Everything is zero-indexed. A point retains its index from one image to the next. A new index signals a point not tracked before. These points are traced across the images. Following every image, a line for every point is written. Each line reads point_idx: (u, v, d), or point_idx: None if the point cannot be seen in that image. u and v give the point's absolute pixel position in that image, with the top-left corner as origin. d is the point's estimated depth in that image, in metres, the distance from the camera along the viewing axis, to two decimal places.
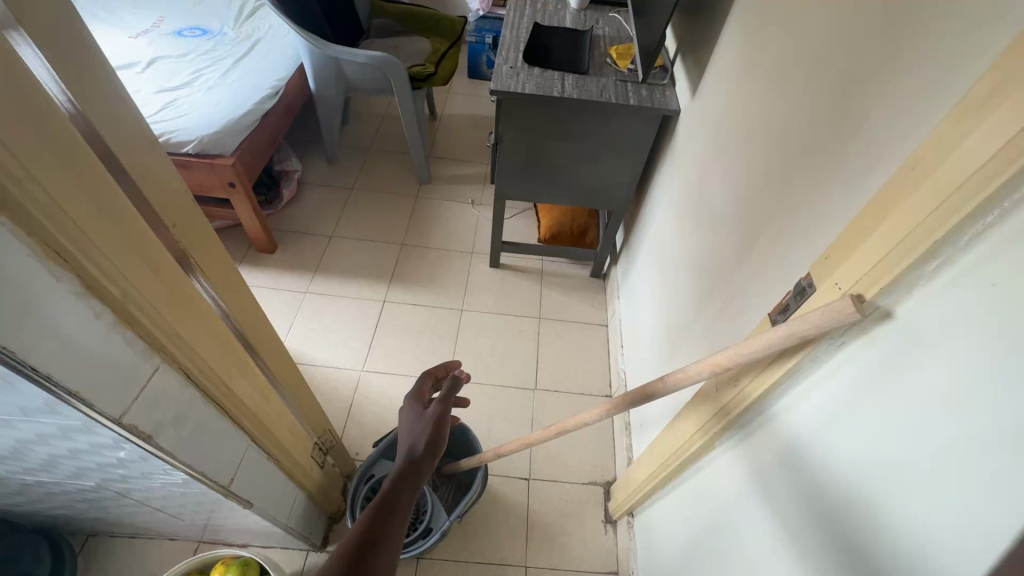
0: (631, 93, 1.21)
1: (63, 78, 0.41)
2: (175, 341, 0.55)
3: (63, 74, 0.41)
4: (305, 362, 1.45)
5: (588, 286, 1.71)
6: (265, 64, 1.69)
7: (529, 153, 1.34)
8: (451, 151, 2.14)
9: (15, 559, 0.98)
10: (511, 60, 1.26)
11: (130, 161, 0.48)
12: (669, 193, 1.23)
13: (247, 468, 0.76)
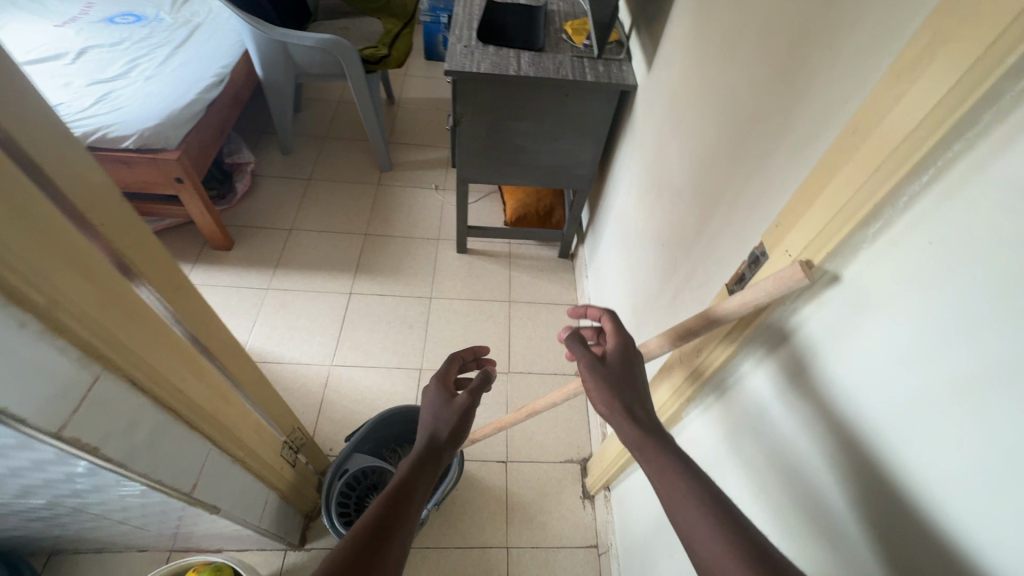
0: (588, 69, 1.19)
1: None
2: (118, 348, 0.52)
3: None
4: (272, 360, 1.41)
5: (557, 267, 1.72)
6: (207, 51, 1.60)
7: (488, 134, 1.31)
8: (412, 136, 2.09)
9: None
10: (465, 39, 1.23)
11: (51, 160, 0.45)
12: (630, 168, 1.23)
13: (210, 473, 0.74)
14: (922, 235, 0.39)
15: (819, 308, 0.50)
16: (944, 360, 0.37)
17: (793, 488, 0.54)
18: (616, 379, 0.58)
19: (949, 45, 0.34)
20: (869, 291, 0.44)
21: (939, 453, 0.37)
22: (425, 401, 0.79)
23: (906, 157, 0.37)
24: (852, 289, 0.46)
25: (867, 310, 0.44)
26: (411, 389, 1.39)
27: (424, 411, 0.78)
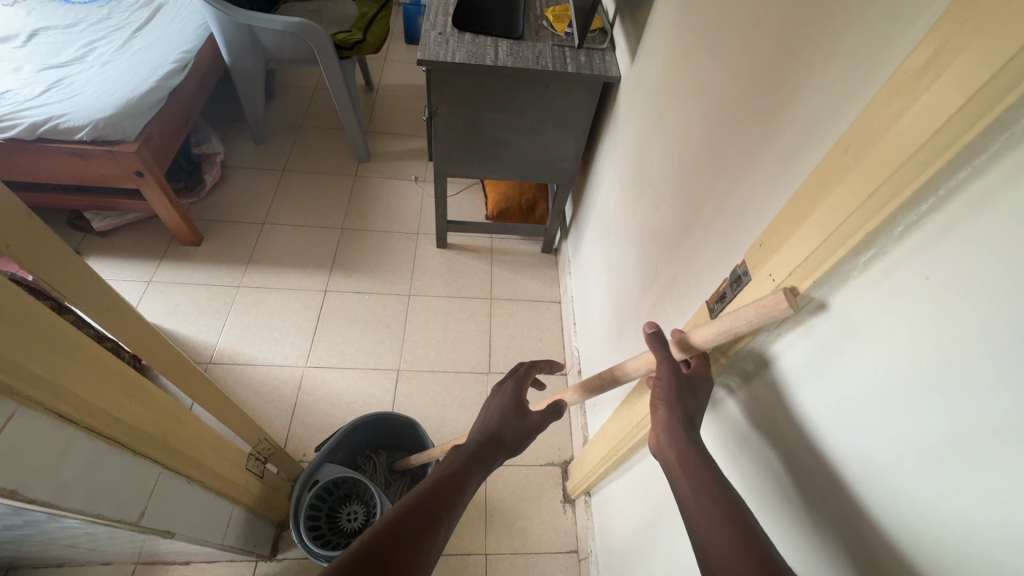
0: (570, 59, 1.13)
1: None
2: (35, 383, 0.47)
3: None
4: (243, 362, 1.36)
5: (540, 262, 1.67)
6: (170, 34, 1.51)
7: (466, 127, 1.26)
8: (392, 124, 2.01)
9: None
10: (440, 25, 1.16)
11: None
12: (613, 163, 1.18)
13: (161, 498, 0.70)
14: (915, 269, 0.35)
15: (804, 335, 0.46)
16: (935, 410, 0.33)
17: (772, 522, 0.51)
18: (686, 393, 0.55)
19: (958, 61, 0.30)
20: (855, 323, 0.40)
21: (927, 509, 0.34)
22: (495, 397, 0.75)
23: (904, 183, 0.33)
24: (839, 319, 0.42)
25: (854, 343, 0.40)
26: (388, 392, 1.35)
27: (489, 406, 0.74)
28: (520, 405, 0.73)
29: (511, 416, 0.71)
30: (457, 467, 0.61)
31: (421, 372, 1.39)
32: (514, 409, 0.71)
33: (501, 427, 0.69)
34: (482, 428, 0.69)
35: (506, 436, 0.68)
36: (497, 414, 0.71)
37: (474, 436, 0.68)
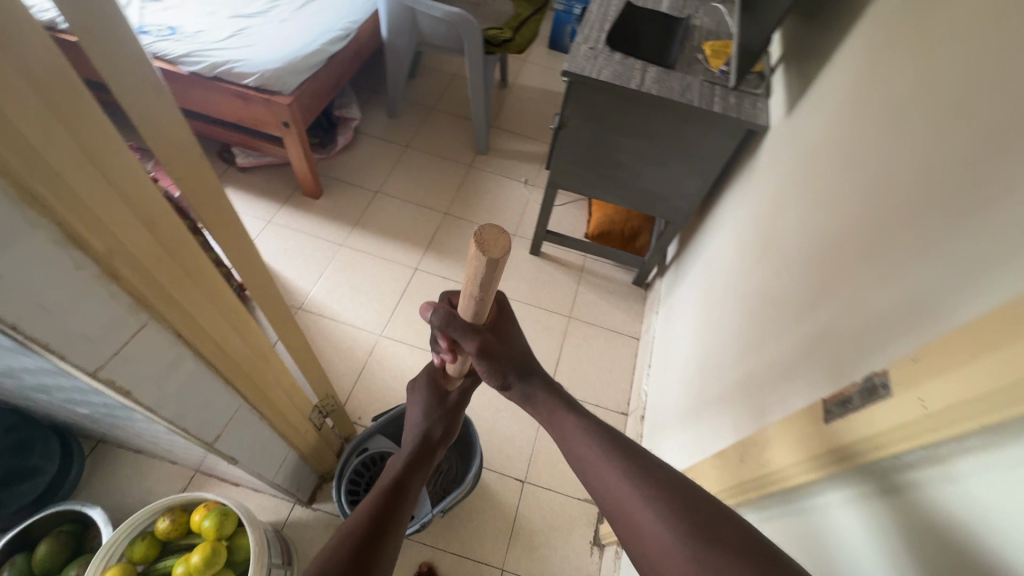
0: (718, 98, 1.08)
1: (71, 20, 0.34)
2: (168, 301, 0.51)
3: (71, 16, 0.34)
4: (328, 316, 1.45)
5: (627, 294, 1.62)
6: (343, 3, 1.62)
7: (592, 144, 1.24)
8: (516, 124, 2.05)
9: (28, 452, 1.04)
10: (593, 40, 1.15)
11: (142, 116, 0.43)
12: (738, 213, 1.10)
13: (236, 427, 0.75)
14: None
15: (945, 478, 0.39)
16: None
17: None
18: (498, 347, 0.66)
19: None
20: (1021, 485, 0.33)
21: None
22: (414, 396, 0.86)
23: None
24: (998, 474, 0.35)
25: (1014, 509, 0.33)
26: None
27: (413, 408, 0.84)
28: (438, 390, 0.84)
29: (435, 406, 0.82)
30: (399, 472, 0.71)
31: None
32: (439, 403, 0.82)
33: (430, 425, 0.81)
34: (413, 429, 0.81)
35: (438, 430, 0.81)
36: (423, 410, 0.82)
37: (408, 443, 0.79)
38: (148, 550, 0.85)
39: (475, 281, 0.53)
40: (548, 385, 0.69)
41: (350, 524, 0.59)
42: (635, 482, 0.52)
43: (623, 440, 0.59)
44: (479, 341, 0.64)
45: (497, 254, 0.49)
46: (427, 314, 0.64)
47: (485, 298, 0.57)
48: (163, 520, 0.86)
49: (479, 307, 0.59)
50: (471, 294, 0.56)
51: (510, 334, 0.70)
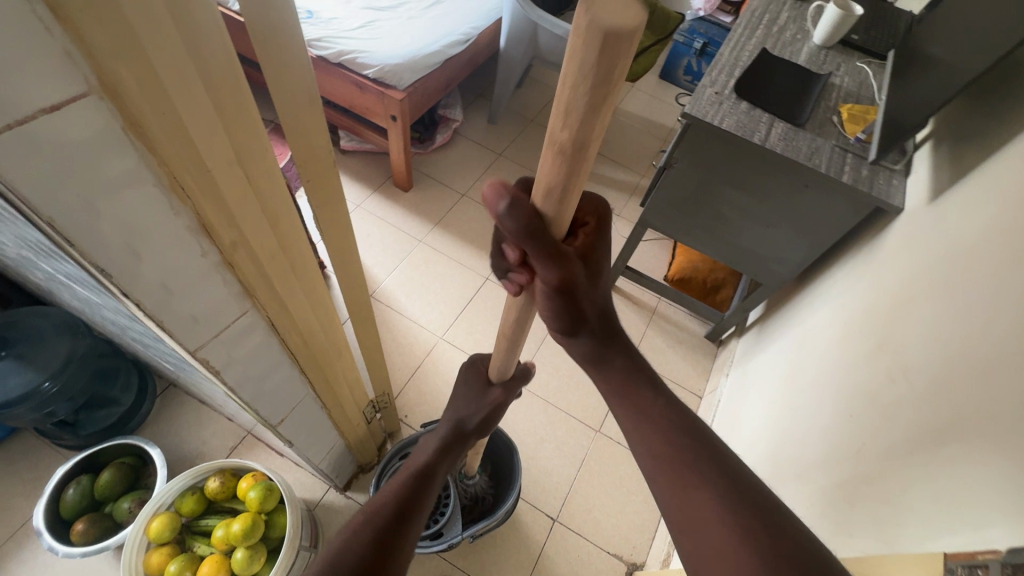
0: (848, 168, 0.99)
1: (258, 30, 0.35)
2: (271, 294, 0.53)
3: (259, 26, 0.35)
4: (395, 308, 1.47)
5: (697, 347, 1.54)
6: (470, 8, 1.65)
7: (696, 190, 1.18)
8: (611, 150, 2.00)
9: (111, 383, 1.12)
10: (719, 84, 1.10)
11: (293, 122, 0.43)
12: (848, 293, 1.00)
13: (299, 413, 0.76)
14: None
15: None
16: None
17: None
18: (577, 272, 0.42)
19: None
20: None
21: None
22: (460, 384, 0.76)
23: None
24: None
25: None
26: None
27: (454, 395, 0.76)
28: (484, 384, 0.73)
29: (475, 397, 0.73)
30: (425, 459, 0.66)
31: (536, 397, 1.37)
32: (478, 394, 0.73)
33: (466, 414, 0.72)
34: (449, 416, 0.73)
35: (473, 423, 0.72)
36: (463, 403, 0.73)
37: (442, 429, 0.72)
38: (195, 505, 0.89)
39: (574, 92, 0.28)
40: (628, 353, 0.55)
41: (373, 505, 0.56)
42: (707, 488, 0.45)
43: (692, 416, 0.52)
44: (561, 268, 0.40)
45: (625, 36, 0.24)
46: (495, 205, 0.36)
47: (584, 145, 0.31)
48: (214, 480, 0.90)
49: (564, 176, 0.33)
50: (557, 136, 0.31)
51: (602, 267, 0.48)
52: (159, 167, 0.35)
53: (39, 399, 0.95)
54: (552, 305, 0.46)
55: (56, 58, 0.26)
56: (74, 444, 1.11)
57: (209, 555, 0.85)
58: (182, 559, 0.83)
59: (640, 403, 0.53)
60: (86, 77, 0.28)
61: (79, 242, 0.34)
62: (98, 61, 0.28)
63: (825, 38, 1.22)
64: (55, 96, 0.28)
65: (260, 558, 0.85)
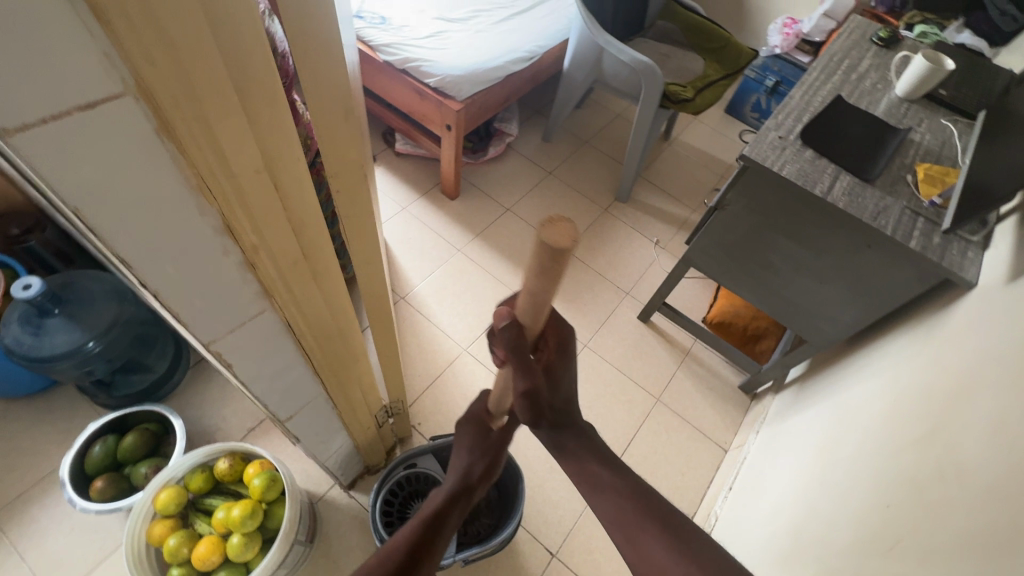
0: (918, 233, 0.91)
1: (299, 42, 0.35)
2: (290, 297, 0.53)
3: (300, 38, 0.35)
4: (425, 314, 1.48)
5: (729, 396, 1.46)
6: (538, 27, 1.66)
7: (747, 235, 1.12)
8: (664, 181, 1.95)
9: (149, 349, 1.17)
10: (784, 128, 1.05)
11: None
12: (901, 367, 0.92)
13: (309, 411, 0.77)
14: None
15: None
16: None
17: None
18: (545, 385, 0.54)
19: None
20: None
21: None
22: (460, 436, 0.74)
23: None
24: None
25: None
26: None
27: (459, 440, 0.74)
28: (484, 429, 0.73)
29: (479, 444, 0.71)
30: (438, 505, 0.63)
31: None
32: (481, 441, 0.72)
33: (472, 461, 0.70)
34: (456, 464, 0.70)
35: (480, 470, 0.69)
36: (469, 452, 0.71)
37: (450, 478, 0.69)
38: (202, 483, 0.91)
39: (534, 273, 0.40)
40: (582, 436, 0.63)
41: (383, 561, 0.54)
42: (662, 542, 0.52)
43: (648, 489, 0.58)
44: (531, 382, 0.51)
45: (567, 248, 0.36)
46: (496, 324, 0.48)
47: (544, 306, 0.44)
48: (223, 461, 0.92)
49: (530, 316, 0.45)
50: (525, 301, 0.44)
51: (563, 380, 0.60)
52: (187, 168, 0.35)
53: (81, 358, 1.01)
54: (522, 406, 0.56)
55: (94, 58, 0.27)
56: (108, 403, 1.18)
57: (207, 535, 0.87)
58: (181, 534, 0.85)
59: (602, 472, 0.59)
60: (123, 79, 0.29)
61: (103, 233, 0.35)
62: (136, 64, 0.28)
63: (908, 91, 1.14)
64: (91, 96, 0.28)
65: (254, 547, 0.86)
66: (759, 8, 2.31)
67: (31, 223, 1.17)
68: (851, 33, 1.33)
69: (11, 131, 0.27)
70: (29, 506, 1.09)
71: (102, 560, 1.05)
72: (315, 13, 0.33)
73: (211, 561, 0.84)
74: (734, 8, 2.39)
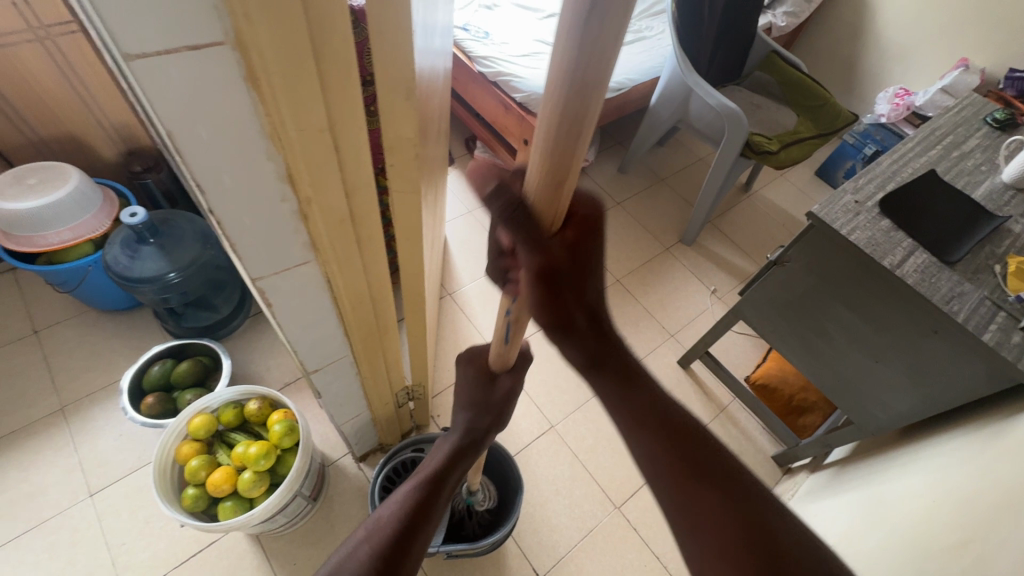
0: (994, 327, 0.84)
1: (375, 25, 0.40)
2: (334, 254, 0.58)
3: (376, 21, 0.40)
4: (467, 313, 1.52)
5: (759, 464, 1.37)
6: (632, 61, 1.69)
7: (804, 296, 1.07)
8: (735, 232, 1.90)
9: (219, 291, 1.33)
10: (863, 193, 1.00)
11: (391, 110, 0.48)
12: (951, 467, 0.83)
13: (334, 371, 0.82)
14: None
15: None
16: None
17: None
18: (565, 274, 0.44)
19: None
20: None
21: None
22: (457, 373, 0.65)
23: None
24: None
25: None
26: (529, 435, 1.33)
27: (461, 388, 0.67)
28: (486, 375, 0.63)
29: (480, 394, 0.63)
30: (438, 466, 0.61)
31: (566, 448, 1.33)
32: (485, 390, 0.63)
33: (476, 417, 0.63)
34: (460, 416, 0.65)
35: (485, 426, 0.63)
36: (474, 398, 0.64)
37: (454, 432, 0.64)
38: (232, 418, 1.00)
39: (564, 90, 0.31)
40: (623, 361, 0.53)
41: (375, 528, 0.52)
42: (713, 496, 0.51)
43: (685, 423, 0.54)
44: (540, 255, 0.41)
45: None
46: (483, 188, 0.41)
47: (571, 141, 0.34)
48: (254, 402, 0.99)
49: (557, 172, 0.35)
50: (544, 138, 0.34)
51: (587, 270, 0.46)
52: (264, 116, 0.41)
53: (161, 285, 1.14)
54: (534, 297, 0.45)
55: (205, 9, 0.32)
56: (175, 331, 1.32)
57: (225, 465, 0.95)
58: (204, 458, 0.93)
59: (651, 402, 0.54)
60: (226, 31, 0.34)
61: (186, 159, 0.41)
62: (238, 18, 0.34)
63: (1016, 178, 1.05)
64: (198, 39, 0.34)
65: (260, 487, 0.92)
66: (873, 74, 2.21)
67: (152, 164, 1.35)
68: (962, 109, 1.24)
69: (133, 56, 0.33)
70: (92, 406, 1.23)
71: (137, 468, 1.16)
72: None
73: (222, 489, 0.91)
74: (845, 71, 2.30)
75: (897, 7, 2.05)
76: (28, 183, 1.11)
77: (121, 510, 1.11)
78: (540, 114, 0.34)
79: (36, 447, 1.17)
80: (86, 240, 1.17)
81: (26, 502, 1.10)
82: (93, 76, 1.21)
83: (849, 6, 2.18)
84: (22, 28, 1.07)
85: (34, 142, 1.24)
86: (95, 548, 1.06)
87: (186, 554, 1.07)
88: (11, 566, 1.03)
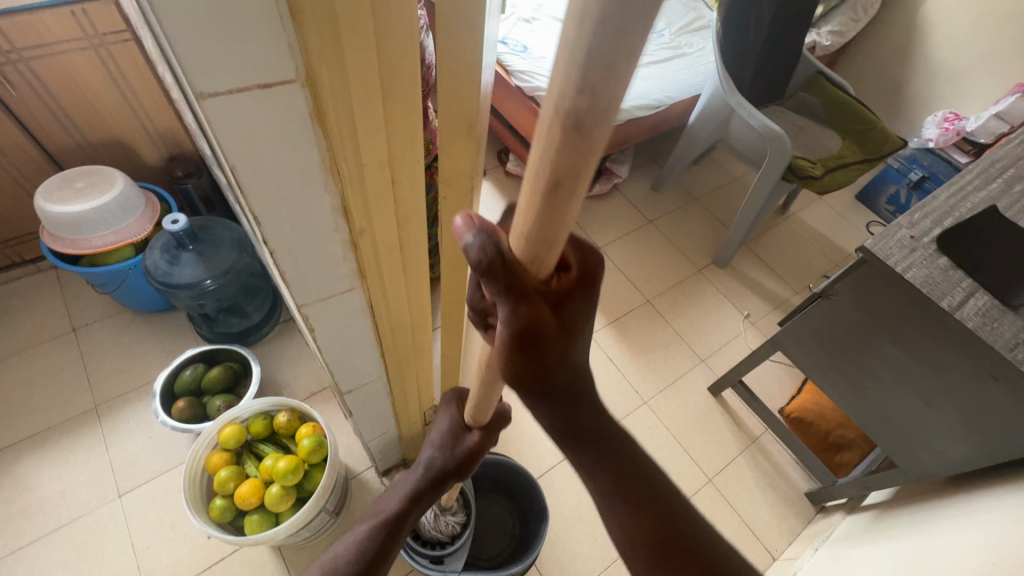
0: None
1: (441, 59, 0.39)
2: (378, 280, 0.57)
3: (442, 56, 0.39)
4: None
5: (791, 499, 1.33)
6: (671, 79, 1.66)
7: (847, 333, 1.04)
8: (771, 256, 1.84)
9: (242, 310, 1.33)
10: (919, 227, 0.95)
11: (448, 145, 0.46)
12: (1008, 524, 0.78)
13: (367, 393, 0.81)
14: None
15: None
16: None
17: None
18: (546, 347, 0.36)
19: None
20: None
21: None
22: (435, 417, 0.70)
23: None
24: None
25: None
26: (552, 458, 1.31)
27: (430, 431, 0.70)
28: (459, 424, 0.68)
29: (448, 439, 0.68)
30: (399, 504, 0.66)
31: None
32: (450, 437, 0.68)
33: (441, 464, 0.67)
34: (426, 451, 0.69)
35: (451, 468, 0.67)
36: (436, 449, 0.68)
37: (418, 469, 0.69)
38: (261, 429, 1.00)
39: None
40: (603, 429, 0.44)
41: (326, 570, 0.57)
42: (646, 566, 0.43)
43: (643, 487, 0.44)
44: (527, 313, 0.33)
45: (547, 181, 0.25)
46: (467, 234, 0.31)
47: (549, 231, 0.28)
48: (283, 415, 0.99)
49: (547, 229, 0.28)
50: (539, 171, 0.25)
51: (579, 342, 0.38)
52: (325, 150, 0.40)
53: (197, 291, 1.15)
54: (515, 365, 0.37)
55: (280, 48, 0.32)
56: (208, 336, 1.34)
57: (253, 477, 0.94)
58: (233, 469, 0.94)
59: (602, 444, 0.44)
60: (298, 68, 0.34)
61: (248, 192, 0.40)
62: (310, 54, 0.33)
63: None
64: (271, 76, 0.33)
65: (287, 502, 0.92)
66: (920, 97, 2.14)
67: (193, 169, 1.38)
68: None
69: (205, 94, 0.32)
70: (124, 407, 1.25)
71: (165, 471, 1.17)
72: (458, 33, 0.37)
73: (249, 502, 0.91)
74: (891, 94, 2.23)
75: (949, 30, 1.98)
76: (76, 186, 1.14)
77: (147, 514, 1.11)
78: (539, 134, 0.25)
79: (69, 444, 1.19)
80: (129, 243, 1.19)
81: (56, 500, 1.12)
82: (140, 82, 1.24)
83: (898, 27, 2.11)
84: (78, 35, 1.10)
85: (82, 145, 1.27)
86: (122, 548, 1.07)
87: (209, 561, 1.07)
88: (39, 564, 1.05)
